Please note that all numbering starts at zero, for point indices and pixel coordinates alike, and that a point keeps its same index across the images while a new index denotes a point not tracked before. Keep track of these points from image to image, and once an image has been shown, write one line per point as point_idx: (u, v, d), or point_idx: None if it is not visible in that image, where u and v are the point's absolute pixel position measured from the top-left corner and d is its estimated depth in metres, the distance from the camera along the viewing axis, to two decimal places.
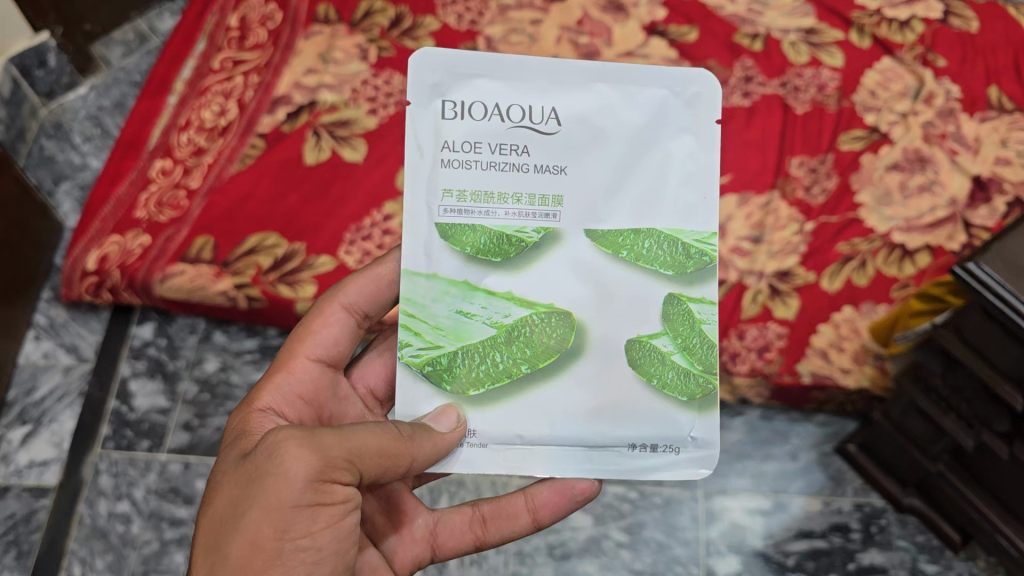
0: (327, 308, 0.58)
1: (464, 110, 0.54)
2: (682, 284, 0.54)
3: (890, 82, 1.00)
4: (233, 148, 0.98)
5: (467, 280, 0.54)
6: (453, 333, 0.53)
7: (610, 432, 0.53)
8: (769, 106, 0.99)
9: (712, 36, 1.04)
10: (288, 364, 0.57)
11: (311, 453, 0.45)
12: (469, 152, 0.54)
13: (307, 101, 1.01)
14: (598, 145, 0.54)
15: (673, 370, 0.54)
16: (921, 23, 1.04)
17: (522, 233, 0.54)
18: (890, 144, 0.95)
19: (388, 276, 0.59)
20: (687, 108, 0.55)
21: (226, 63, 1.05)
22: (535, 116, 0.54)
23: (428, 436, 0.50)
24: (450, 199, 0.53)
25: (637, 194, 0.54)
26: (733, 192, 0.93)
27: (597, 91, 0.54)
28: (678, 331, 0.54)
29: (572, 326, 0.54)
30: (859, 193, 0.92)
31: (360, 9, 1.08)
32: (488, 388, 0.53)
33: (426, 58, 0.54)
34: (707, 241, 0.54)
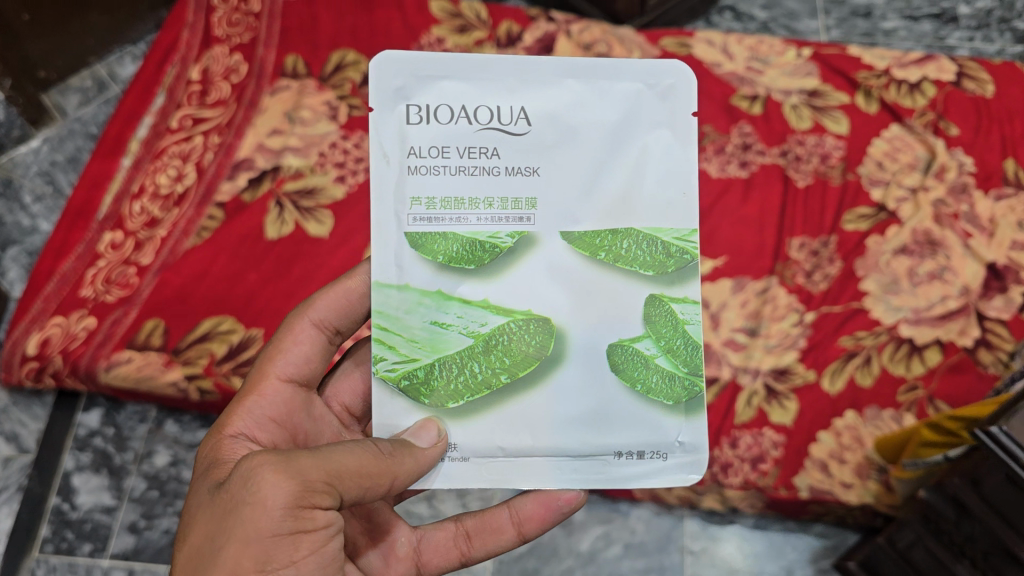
0: (297, 323, 0.53)
1: (428, 114, 0.49)
2: (664, 284, 0.50)
3: (898, 152, 0.92)
4: (189, 219, 0.91)
5: (440, 290, 0.49)
6: (428, 345, 0.49)
7: (595, 442, 0.48)
8: (769, 178, 0.92)
9: (710, 97, 0.97)
10: (257, 388, 0.51)
11: (289, 479, 0.40)
12: (437, 157, 0.49)
13: (270, 166, 0.94)
14: (571, 144, 0.50)
15: (658, 374, 0.49)
16: (932, 85, 0.97)
17: (495, 238, 0.49)
18: (899, 225, 0.88)
19: (360, 288, 0.53)
20: (661, 101, 0.50)
21: (185, 121, 0.97)
22: (504, 116, 0.49)
23: (410, 453, 0.45)
24: (419, 208, 0.49)
25: (614, 192, 0.50)
26: (728, 276, 0.86)
27: (567, 87, 0.50)
28: (662, 333, 0.49)
29: (553, 333, 0.49)
30: (864, 279, 0.85)
31: (330, 62, 1.01)
32: (466, 402, 0.49)
33: (386, 60, 0.49)
34: (688, 239, 0.50)
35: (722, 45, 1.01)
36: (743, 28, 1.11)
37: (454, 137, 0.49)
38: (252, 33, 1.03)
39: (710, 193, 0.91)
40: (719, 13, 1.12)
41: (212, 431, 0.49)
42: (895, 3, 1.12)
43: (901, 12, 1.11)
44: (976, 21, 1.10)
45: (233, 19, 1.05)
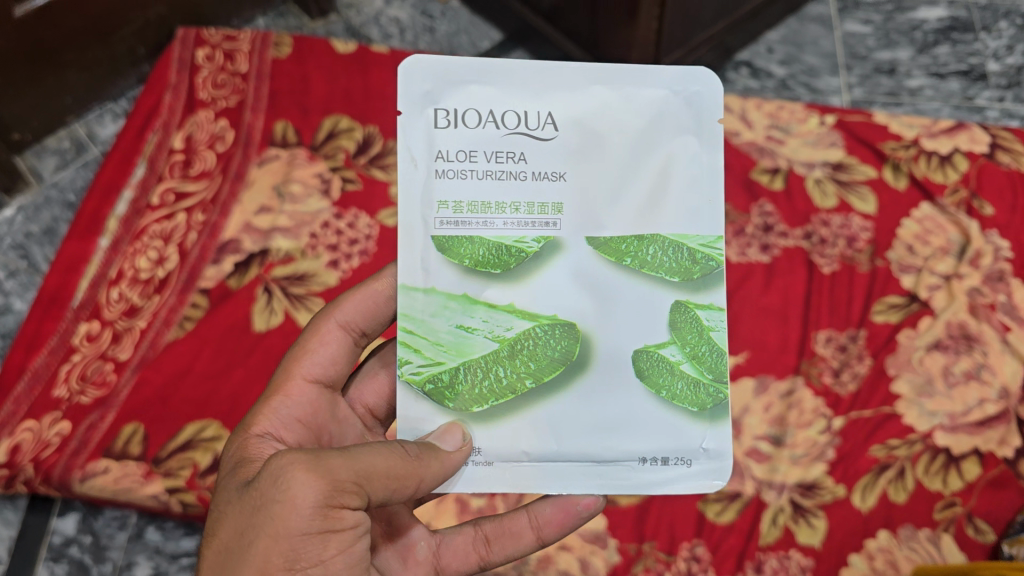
0: (324, 324, 0.53)
1: (455, 117, 0.50)
2: (689, 291, 0.50)
3: (930, 234, 0.86)
4: (170, 308, 0.84)
5: (466, 293, 0.50)
6: (453, 349, 0.50)
7: (619, 448, 0.49)
8: (792, 263, 0.86)
9: (727, 171, 0.90)
10: (284, 388, 0.51)
11: (318, 478, 0.41)
12: (464, 161, 0.50)
13: (259, 248, 0.88)
14: (600, 149, 0.50)
15: (683, 381, 0.50)
16: (964, 158, 0.91)
17: (521, 243, 0.50)
18: (932, 316, 0.82)
19: (386, 290, 0.54)
20: (688, 107, 0.51)
21: (167, 196, 0.91)
22: (531, 121, 0.50)
23: (436, 456, 0.46)
24: (446, 211, 0.50)
25: (642, 195, 0.50)
26: (749, 375, 0.80)
27: (596, 93, 0.51)
28: (688, 339, 0.50)
29: (578, 337, 0.50)
30: (896, 379, 0.79)
31: (322, 130, 0.94)
32: (492, 406, 0.49)
33: (415, 65, 0.50)
34: (713, 245, 0.50)
35: (740, 112, 0.94)
36: (760, 85, 1.05)
37: (479, 138, 0.50)
38: (240, 96, 0.97)
39: (729, 280, 0.85)
40: (735, 69, 1.06)
41: (240, 426, 0.50)
42: (920, 59, 1.06)
43: (927, 69, 1.06)
44: (1006, 78, 1.05)
45: (219, 80, 0.98)
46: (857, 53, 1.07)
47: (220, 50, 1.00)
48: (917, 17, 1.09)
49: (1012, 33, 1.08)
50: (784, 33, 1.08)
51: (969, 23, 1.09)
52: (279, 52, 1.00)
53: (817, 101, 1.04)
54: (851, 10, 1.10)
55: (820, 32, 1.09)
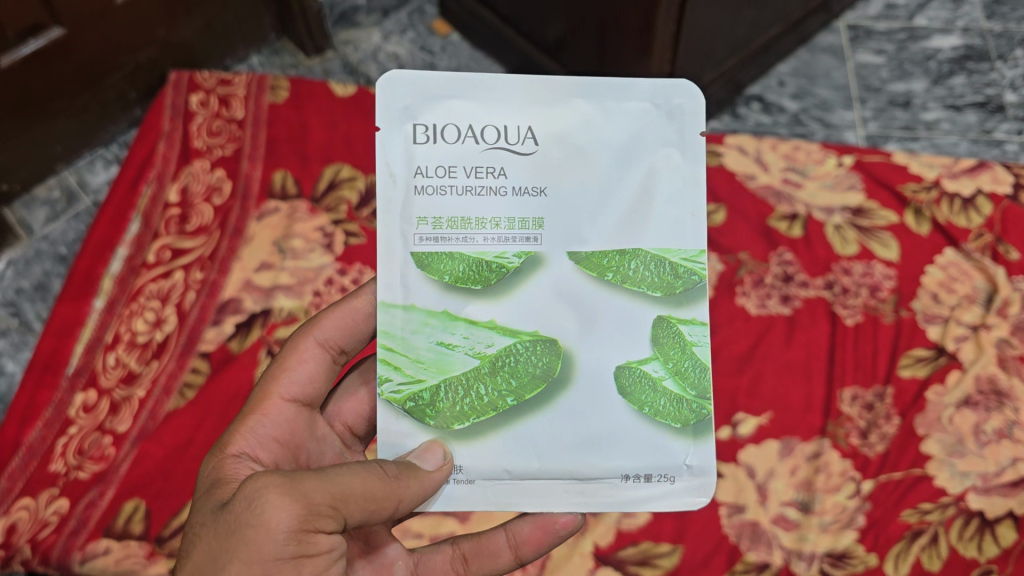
0: (303, 342, 0.53)
1: (434, 132, 0.51)
2: (671, 305, 0.51)
3: (956, 281, 0.84)
4: (170, 374, 0.81)
5: (447, 310, 0.50)
6: (434, 366, 0.50)
7: (598, 464, 0.50)
8: (814, 315, 0.83)
9: (743, 218, 0.88)
10: (261, 406, 0.51)
11: (293, 504, 0.42)
12: (444, 177, 0.50)
13: (260, 308, 0.84)
14: (579, 164, 0.51)
15: (664, 397, 0.51)
16: (987, 200, 0.88)
17: (502, 258, 0.50)
18: (960, 370, 0.79)
19: (366, 308, 0.55)
20: (668, 121, 0.52)
21: (163, 254, 0.88)
22: (511, 136, 0.51)
23: (415, 476, 0.47)
24: (426, 228, 0.50)
25: (622, 209, 0.51)
26: (774, 436, 0.77)
27: (575, 107, 0.51)
28: (669, 355, 0.51)
29: (558, 354, 0.50)
30: (926, 439, 0.77)
31: (324, 180, 0.91)
32: (473, 422, 0.50)
33: (394, 81, 0.51)
34: (696, 259, 0.51)
35: (755, 153, 0.92)
36: (772, 121, 1.03)
37: (459, 154, 0.51)
38: (236, 144, 0.94)
39: (749, 335, 0.82)
40: (746, 104, 1.03)
41: (218, 443, 0.50)
42: (936, 90, 1.04)
43: (943, 101, 1.03)
44: None
45: (214, 126, 0.95)
46: (871, 85, 1.04)
47: (214, 95, 0.97)
48: (930, 46, 1.07)
49: None
50: (795, 65, 1.06)
51: (984, 52, 1.06)
52: (276, 96, 0.96)
53: (831, 136, 1.02)
54: (862, 40, 1.07)
55: (832, 63, 1.06)
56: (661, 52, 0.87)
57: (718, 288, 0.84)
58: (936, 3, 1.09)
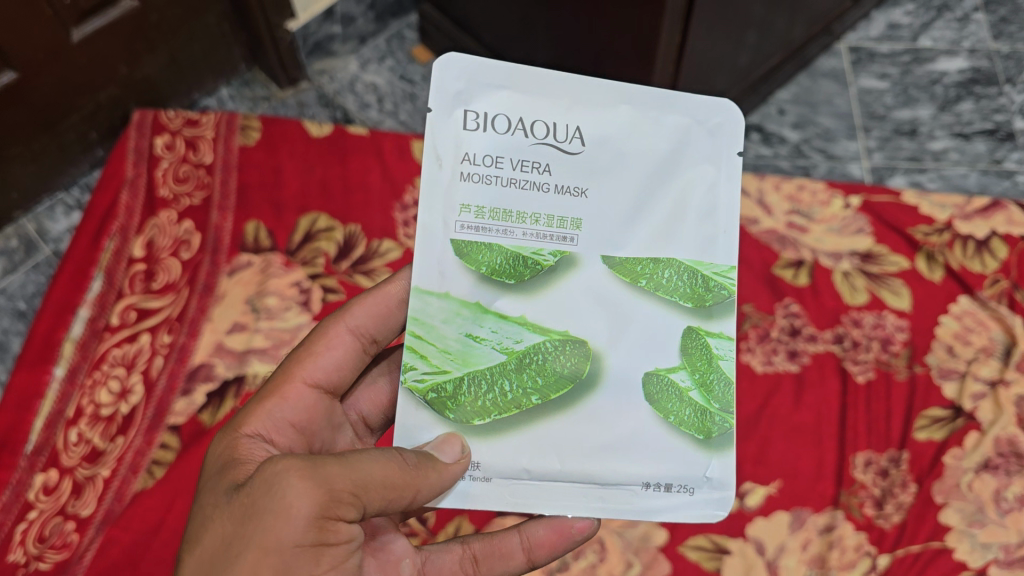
0: (332, 326, 0.51)
1: (484, 120, 0.49)
2: (701, 318, 0.50)
3: (971, 332, 0.79)
4: (137, 451, 0.75)
5: (478, 302, 0.49)
6: (460, 357, 0.49)
7: (623, 470, 0.49)
8: (823, 372, 0.78)
9: (747, 266, 0.83)
10: (281, 389, 0.49)
11: (313, 488, 0.40)
12: (490, 166, 0.49)
13: (233, 374, 0.79)
14: (623, 167, 0.49)
15: (690, 408, 0.50)
16: (1003, 243, 0.83)
17: (539, 255, 0.49)
18: (979, 431, 0.75)
19: (401, 297, 0.53)
20: (709, 138, 0.51)
21: (128, 315, 0.82)
22: (559, 133, 0.49)
23: (436, 466, 0.45)
24: (468, 215, 0.49)
25: (661, 216, 0.50)
26: (784, 508, 0.73)
27: (622, 113, 0.50)
28: (696, 365, 0.50)
29: (588, 355, 0.49)
30: (944, 508, 0.72)
31: (299, 230, 0.85)
32: (497, 418, 0.49)
33: (452, 62, 0.49)
34: (726, 274, 0.50)
35: (758, 195, 0.88)
36: (773, 153, 0.98)
37: (506, 144, 0.49)
38: (205, 191, 0.87)
39: (756, 396, 0.77)
40: (746, 134, 0.98)
41: (235, 418, 0.48)
42: (942, 117, 0.99)
43: (950, 128, 0.98)
44: None
45: (181, 172, 0.89)
46: (875, 113, 1.00)
47: (180, 137, 0.91)
48: (937, 69, 1.02)
49: None
50: (796, 91, 1.02)
51: (992, 74, 1.01)
52: (247, 138, 0.91)
53: (834, 168, 0.97)
54: (865, 63, 1.03)
55: (833, 89, 1.01)
56: (665, 66, 0.81)
57: None
58: (941, 23, 1.05)
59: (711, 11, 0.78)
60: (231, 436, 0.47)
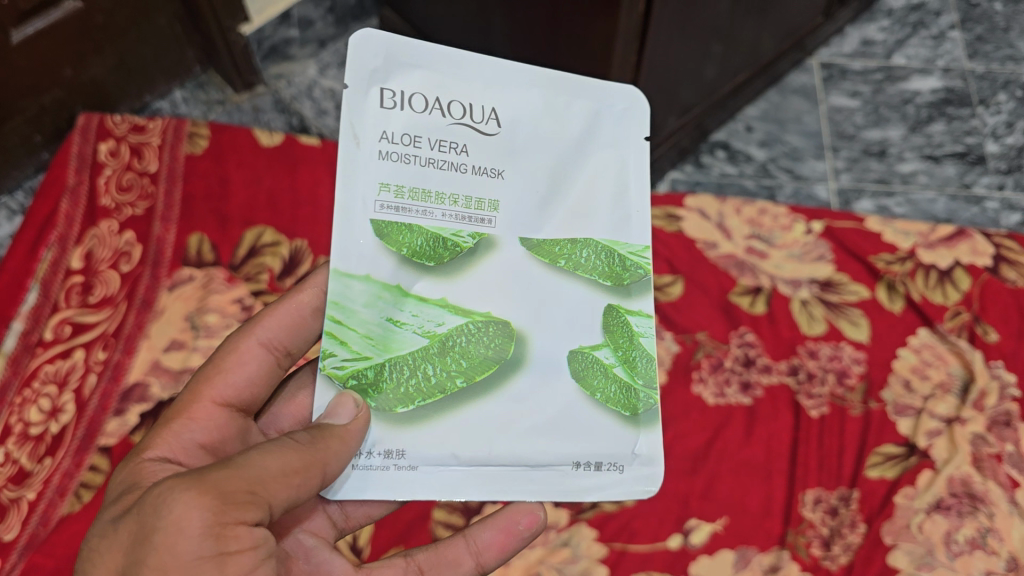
0: (243, 342, 0.50)
1: (401, 99, 0.48)
2: (620, 295, 0.50)
3: (929, 366, 0.77)
4: (65, 473, 0.73)
5: (399, 285, 0.48)
6: (381, 342, 0.47)
7: (550, 451, 0.48)
8: (776, 405, 0.76)
9: (703, 292, 0.81)
10: (188, 411, 0.47)
11: (201, 495, 0.37)
12: (409, 145, 0.48)
13: (169, 395, 0.76)
14: (537, 151, 0.50)
15: (616, 384, 0.49)
16: (966, 274, 0.81)
17: (458, 237, 0.48)
18: (933, 470, 0.73)
19: (312, 302, 0.52)
20: (617, 124, 0.52)
21: (62, 329, 0.79)
22: (475, 114, 0.49)
23: (332, 437, 0.43)
24: (387, 195, 0.47)
25: (575, 198, 0.50)
26: (729, 545, 0.70)
27: (536, 97, 0.50)
28: (619, 342, 0.50)
29: (512, 335, 0.49)
30: (893, 549, 0.69)
31: (244, 244, 0.84)
32: (420, 404, 0.47)
33: (368, 39, 0.48)
34: (642, 255, 0.51)
35: (717, 218, 0.87)
36: (738, 171, 0.96)
37: (423, 123, 0.48)
38: (148, 201, 0.85)
39: (705, 428, 0.75)
40: (711, 152, 0.97)
41: (142, 445, 0.46)
42: (913, 139, 0.97)
43: (920, 150, 0.96)
44: (1006, 161, 0.96)
45: (124, 180, 0.86)
46: (845, 132, 0.98)
47: (125, 143, 0.89)
48: (909, 88, 1.01)
49: (1012, 107, 0.99)
50: (764, 107, 1.00)
51: (965, 95, 1.00)
52: (194, 146, 0.89)
53: (800, 189, 0.95)
54: (836, 80, 1.01)
55: (803, 106, 1.00)
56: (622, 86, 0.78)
57: (674, 372, 0.77)
58: (916, 40, 1.04)
59: (668, 30, 0.76)
60: (135, 461, 0.45)
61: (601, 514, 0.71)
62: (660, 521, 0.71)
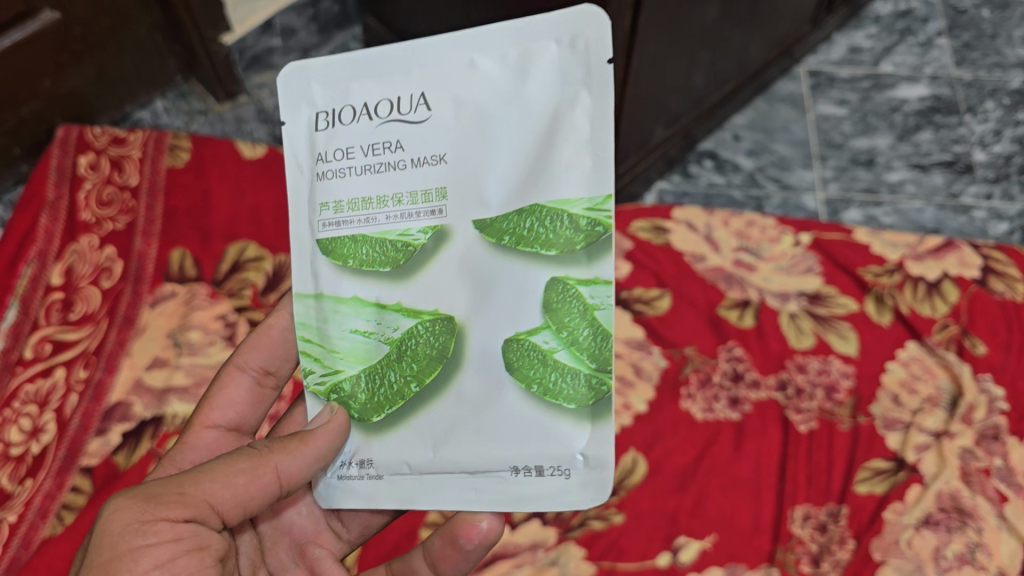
0: (224, 369, 0.52)
1: (330, 117, 0.49)
2: (569, 264, 0.46)
3: (918, 380, 0.77)
4: (46, 495, 0.70)
5: (356, 296, 0.49)
6: (350, 355, 0.49)
7: (490, 454, 0.47)
8: (764, 421, 0.75)
9: (691, 306, 0.81)
10: (183, 437, 0.51)
11: (128, 497, 0.39)
12: (342, 159, 0.48)
13: (152, 414, 0.74)
14: (478, 126, 0.47)
15: (555, 372, 0.47)
16: (954, 286, 0.82)
17: (406, 236, 0.48)
18: (921, 485, 0.72)
19: (283, 322, 0.53)
20: (573, 56, 0.45)
21: (42, 347, 0.77)
22: (403, 105, 0.47)
23: (287, 444, 0.45)
24: (328, 212, 0.49)
25: (522, 167, 0.46)
26: (718, 564, 0.69)
27: (469, 64, 0.47)
28: (562, 322, 0.47)
29: (454, 331, 0.48)
30: (883, 565, 0.68)
31: (226, 260, 0.83)
32: (388, 412, 0.48)
33: (295, 72, 0.50)
34: (602, 207, 0.45)
35: (705, 230, 0.88)
36: (726, 180, 0.97)
37: (353, 132, 0.48)
38: (130, 216, 0.84)
39: (693, 445, 0.75)
40: (698, 160, 0.98)
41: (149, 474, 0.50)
42: (901, 147, 0.99)
43: (908, 159, 0.98)
44: (993, 170, 0.97)
45: (105, 195, 0.85)
46: (832, 141, 0.99)
47: (106, 156, 0.87)
48: (897, 96, 1.02)
49: (999, 115, 1.01)
50: (752, 116, 1.01)
51: (953, 103, 1.02)
52: (175, 159, 0.88)
53: (788, 199, 0.96)
54: (824, 88, 1.03)
55: (791, 114, 1.01)
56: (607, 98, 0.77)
57: (662, 388, 0.77)
58: (903, 47, 1.06)
59: (654, 43, 0.75)
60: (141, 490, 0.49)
61: (590, 532, 0.70)
62: (649, 539, 0.70)
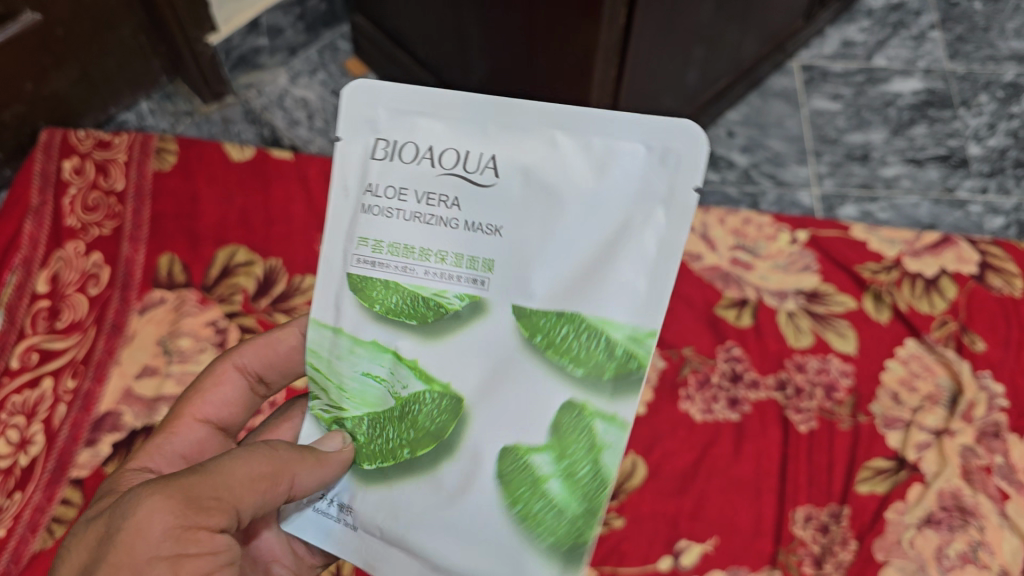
0: (221, 366, 0.50)
1: (387, 149, 0.44)
2: (589, 394, 0.42)
3: (917, 378, 0.77)
4: (36, 508, 0.69)
5: (375, 340, 0.44)
6: (357, 397, 0.45)
7: (455, 559, 0.43)
8: (764, 421, 0.75)
9: (688, 305, 0.81)
10: (170, 425, 0.48)
11: (167, 498, 0.38)
12: (393, 199, 0.43)
13: (142, 424, 0.73)
14: (535, 206, 0.42)
15: (541, 500, 0.42)
16: (952, 282, 0.81)
17: (442, 297, 0.43)
18: (923, 484, 0.72)
19: (292, 341, 0.50)
20: (657, 165, 0.41)
21: (29, 357, 0.76)
22: (469, 162, 0.42)
23: (311, 456, 0.43)
24: (366, 249, 0.43)
25: (569, 267, 0.42)
26: (719, 567, 0.68)
27: (546, 138, 0.42)
28: (566, 450, 0.42)
29: (459, 413, 0.43)
30: (885, 566, 0.68)
31: (216, 265, 0.81)
32: (380, 466, 0.44)
33: (364, 89, 0.44)
34: (644, 341, 0.41)
35: (701, 229, 0.87)
36: (720, 177, 0.97)
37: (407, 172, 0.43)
38: (116, 221, 0.82)
39: (693, 446, 0.74)
40: None
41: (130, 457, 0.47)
42: (895, 142, 0.99)
43: (902, 154, 0.98)
44: (989, 164, 0.98)
45: (90, 200, 0.83)
46: (827, 136, 0.99)
47: (90, 160, 0.86)
48: (891, 90, 1.03)
49: (994, 108, 1.01)
50: (745, 112, 1.01)
51: (947, 97, 1.02)
52: (162, 162, 0.86)
53: (783, 195, 0.96)
54: (818, 82, 1.03)
55: (785, 110, 1.01)
56: (601, 96, 0.76)
57: (660, 390, 0.76)
58: (896, 41, 1.06)
59: (648, 40, 0.74)
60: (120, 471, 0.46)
61: None
62: (650, 543, 0.69)
